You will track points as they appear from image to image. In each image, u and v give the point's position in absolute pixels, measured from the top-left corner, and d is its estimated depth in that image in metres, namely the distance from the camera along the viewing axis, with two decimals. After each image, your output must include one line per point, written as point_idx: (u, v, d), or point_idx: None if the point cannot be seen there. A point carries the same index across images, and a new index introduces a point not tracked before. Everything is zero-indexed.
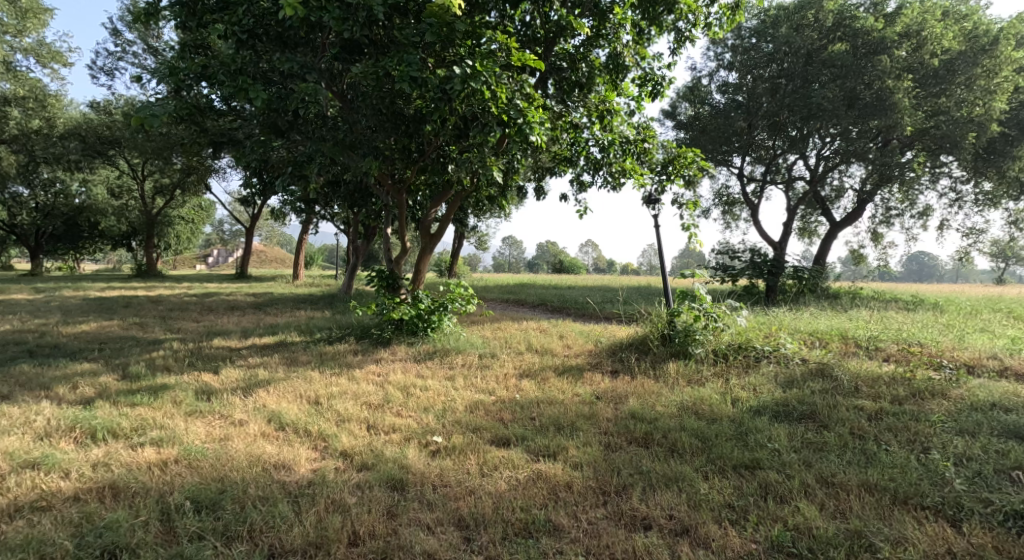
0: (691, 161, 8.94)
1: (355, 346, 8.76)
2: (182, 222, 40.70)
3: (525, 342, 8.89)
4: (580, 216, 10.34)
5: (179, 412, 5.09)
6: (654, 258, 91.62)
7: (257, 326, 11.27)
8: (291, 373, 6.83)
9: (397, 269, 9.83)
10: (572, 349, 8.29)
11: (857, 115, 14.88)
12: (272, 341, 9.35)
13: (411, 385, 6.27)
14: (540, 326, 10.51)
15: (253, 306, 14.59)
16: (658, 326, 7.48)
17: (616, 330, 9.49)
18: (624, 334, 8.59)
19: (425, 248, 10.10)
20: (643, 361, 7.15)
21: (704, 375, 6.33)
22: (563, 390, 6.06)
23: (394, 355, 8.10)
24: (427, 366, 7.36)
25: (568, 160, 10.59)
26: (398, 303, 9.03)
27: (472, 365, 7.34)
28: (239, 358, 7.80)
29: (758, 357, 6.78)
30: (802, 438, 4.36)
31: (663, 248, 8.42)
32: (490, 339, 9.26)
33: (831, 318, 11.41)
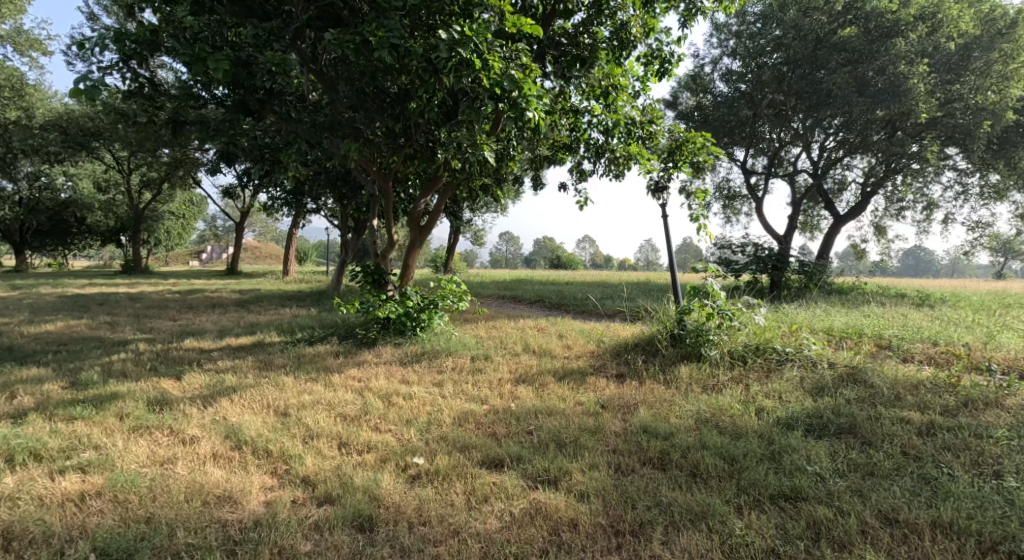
0: (702, 146, 8.28)
1: (337, 347, 8.08)
2: (173, 218, 39.87)
3: (521, 343, 8.22)
4: (581, 208, 9.70)
5: (122, 428, 4.45)
6: (652, 254, 91.10)
7: (236, 324, 10.57)
8: (262, 379, 6.17)
9: (384, 264, 9.16)
10: (574, 350, 7.63)
11: (869, 103, 14.26)
12: (249, 342, 8.65)
13: (395, 393, 5.62)
14: (538, 325, 9.84)
15: (236, 305, 13.87)
16: (667, 326, 6.89)
17: (620, 329, 8.83)
18: (629, 334, 7.94)
19: (414, 241, 9.43)
20: (651, 364, 6.50)
21: (720, 380, 5.68)
22: (564, 399, 5.40)
23: (379, 357, 7.44)
24: (414, 370, 6.70)
25: (568, 148, 10.24)
26: (384, 300, 8.35)
27: (463, 369, 6.67)
28: (208, 361, 7.12)
29: (779, 359, 6.14)
30: (851, 459, 3.73)
31: (670, 239, 7.74)
32: (484, 339, 8.60)
33: (846, 315, 10.78)
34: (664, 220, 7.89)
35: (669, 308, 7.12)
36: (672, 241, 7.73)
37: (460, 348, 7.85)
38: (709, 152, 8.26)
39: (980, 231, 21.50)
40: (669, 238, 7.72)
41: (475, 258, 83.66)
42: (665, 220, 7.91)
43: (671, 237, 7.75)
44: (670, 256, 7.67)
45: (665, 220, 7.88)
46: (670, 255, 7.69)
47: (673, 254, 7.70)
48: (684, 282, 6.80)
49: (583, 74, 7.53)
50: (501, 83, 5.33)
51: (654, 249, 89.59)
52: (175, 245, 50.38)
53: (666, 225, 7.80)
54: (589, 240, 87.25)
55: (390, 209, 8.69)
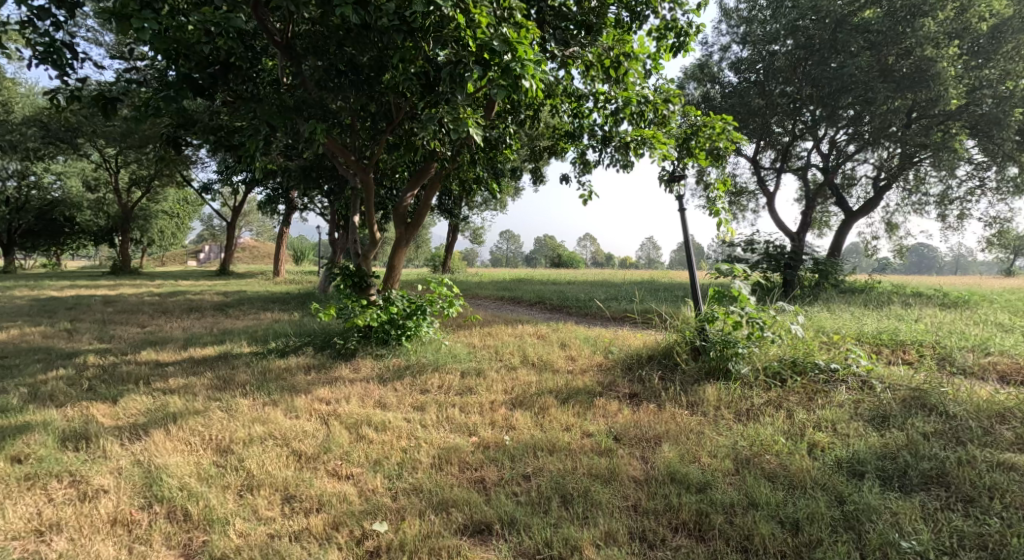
0: (722, 131, 7.32)
1: (311, 360, 7.16)
2: (166, 217, 38.94)
3: (520, 354, 7.31)
4: (584, 201, 8.76)
5: (12, 479, 3.60)
6: (653, 251, 90.26)
7: (207, 332, 9.61)
8: (212, 402, 5.26)
9: (365, 265, 8.22)
10: (578, 363, 6.70)
11: (894, 89, 13.34)
12: (213, 353, 7.71)
13: (367, 423, 4.71)
14: (538, 332, 8.92)
15: (214, 308, 12.93)
16: (687, 336, 6.02)
17: (629, 337, 7.89)
18: (642, 343, 7.01)
19: (399, 240, 8.49)
20: (670, 382, 5.60)
21: (754, 405, 4.78)
22: (569, 431, 4.50)
23: (358, 372, 6.54)
24: (395, 389, 5.81)
25: (570, 136, 9.31)
26: (365, 306, 7.42)
27: (451, 388, 5.76)
28: (158, 379, 6.20)
29: (823, 378, 5.22)
30: (956, 529, 3.03)
31: (688, 234, 6.79)
32: (478, 350, 7.68)
33: (875, 319, 9.85)
34: (681, 213, 6.94)
35: (690, 314, 6.19)
36: (689, 235, 6.78)
37: (451, 362, 6.94)
38: (732, 138, 7.30)
39: (997, 227, 20.57)
40: (686, 233, 6.78)
41: (474, 257, 82.71)
42: (682, 212, 6.97)
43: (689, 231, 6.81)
44: (688, 253, 6.71)
45: (682, 213, 6.94)
46: (687, 252, 6.74)
47: (692, 253, 6.73)
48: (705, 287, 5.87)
49: (588, 43, 6.60)
50: (490, 45, 4.44)
51: (654, 247, 88.67)
52: (169, 245, 49.41)
53: (683, 218, 6.86)
54: (589, 238, 86.25)
55: (370, 204, 7.70)
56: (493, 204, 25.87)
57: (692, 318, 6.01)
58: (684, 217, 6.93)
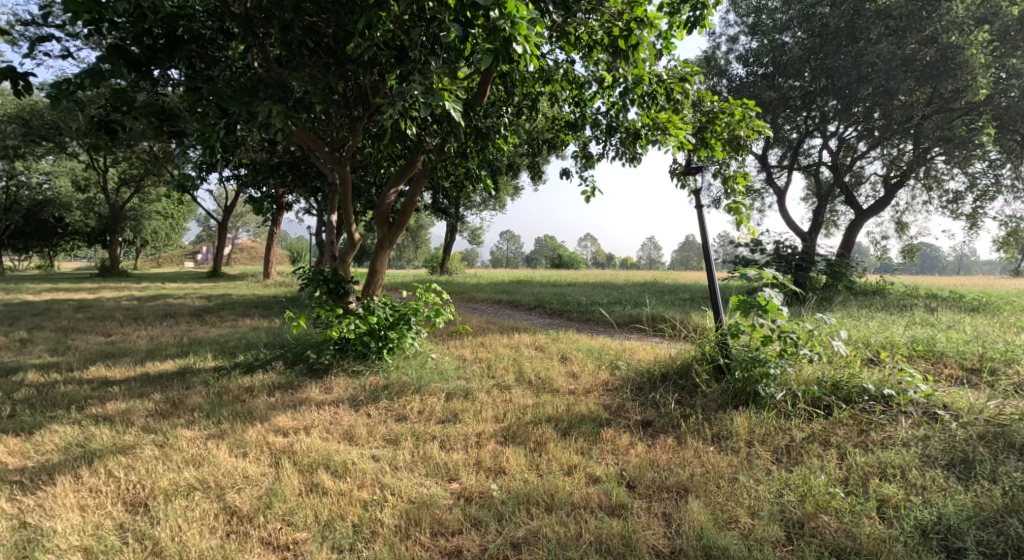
0: (742, 119, 6.52)
1: (279, 377, 6.33)
2: (160, 218, 38.11)
3: (516, 370, 6.50)
4: (586, 198, 7.94)
5: None
6: (655, 252, 89.47)
7: (174, 342, 8.75)
8: (149, 434, 4.44)
9: (343, 269, 7.37)
10: (582, 382, 5.88)
11: (917, 78, 12.57)
12: (172, 368, 6.87)
13: (327, 465, 3.89)
14: (536, 343, 8.09)
15: (190, 314, 12.08)
16: (708, 352, 5.23)
17: (638, 350, 7.06)
18: (654, 358, 6.18)
19: (382, 241, 7.67)
20: (689, 409, 4.78)
21: (795, 441, 3.97)
22: (572, 480, 3.69)
23: (330, 394, 5.71)
24: (370, 415, 5.01)
25: (571, 127, 8.51)
26: (341, 316, 6.59)
27: (435, 414, 4.97)
28: (97, 401, 5.37)
29: (872, 407, 4.38)
30: None
31: (706, 234, 5.98)
32: (469, 364, 6.88)
33: (901, 327, 9.07)
34: (699, 210, 6.13)
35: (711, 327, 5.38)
36: (707, 234, 5.98)
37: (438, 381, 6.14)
38: (755, 126, 6.47)
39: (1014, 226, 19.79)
40: (704, 232, 5.97)
41: (474, 257, 81.91)
42: (699, 210, 6.16)
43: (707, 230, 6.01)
44: (707, 255, 5.89)
45: (699, 210, 6.13)
46: (706, 252, 5.92)
47: (711, 254, 5.91)
48: (729, 296, 5.05)
49: (593, 10, 5.77)
50: None
51: (654, 247, 87.91)
52: (164, 246, 48.61)
53: (700, 216, 6.06)
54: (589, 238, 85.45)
55: (349, 200, 6.88)
56: (491, 204, 25.06)
57: (713, 331, 5.20)
58: (702, 213, 6.12)
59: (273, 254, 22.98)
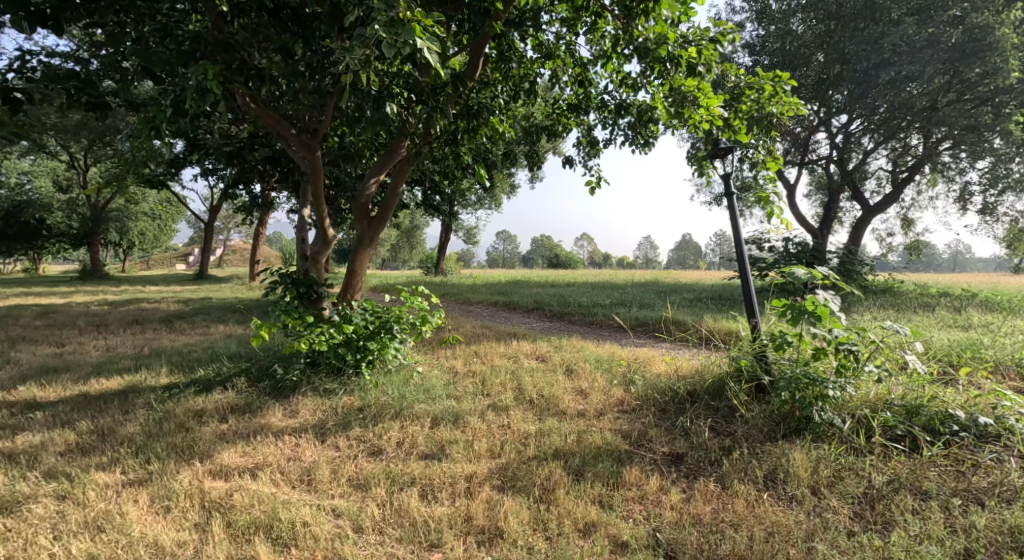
0: (772, 95, 5.64)
1: (238, 397, 5.43)
2: (146, 219, 37.03)
3: (515, 387, 5.63)
4: (592, 189, 7.06)
5: None
6: (651, 251, 88.77)
7: (129, 354, 7.78)
8: (53, 481, 3.52)
9: (316, 271, 6.40)
10: (592, 402, 4.99)
11: (941, 62, 11.84)
12: (116, 385, 5.93)
13: (270, 530, 3.08)
14: (537, 352, 7.20)
15: (159, 321, 11.10)
16: (745, 367, 4.39)
17: (655, 362, 6.16)
18: (678, 374, 5.29)
19: (361, 239, 6.75)
20: (728, 440, 3.91)
21: (877, 487, 3.24)
22: (591, 550, 2.92)
23: (297, 418, 4.84)
24: (339, 449, 4.13)
25: (574, 109, 7.65)
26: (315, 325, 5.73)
27: (416, 449, 4.09)
28: (8, 433, 4.45)
29: (966, 441, 3.56)
30: None
31: (738, 229, 5.12)
32: (462, 380, 6.01)
33: (937, 330, 8.24)
34: (730, 201, 5.29)
35: (749, 336, 4.52)
36: (740, 229, 5.12)
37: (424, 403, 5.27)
38: (790, 103, 5.59)
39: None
40: (736, 227, 5.12)
41: (469, 257, 80.87)
42: (730, 199, 5.32)
43: (739, 224, 5.17)
44: (740, 252, 5.00)
45: (730, 200, 5.29)
46: (739, 250, 5.03)
47: (744, 251, 5.02)
48: (771, 299, 4.22)
49: None
50: None
51: (651, 246, 87.16)
52: (152, 248, 47.50)
53: (731, 207, 5.23)
54: (586, 238, 84.55)
55: (322, 191, 5.97)
56: (486, 202, 24.15)
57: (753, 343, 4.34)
58: (734, 204, 5.27)
59: (259, 254, 21.97)
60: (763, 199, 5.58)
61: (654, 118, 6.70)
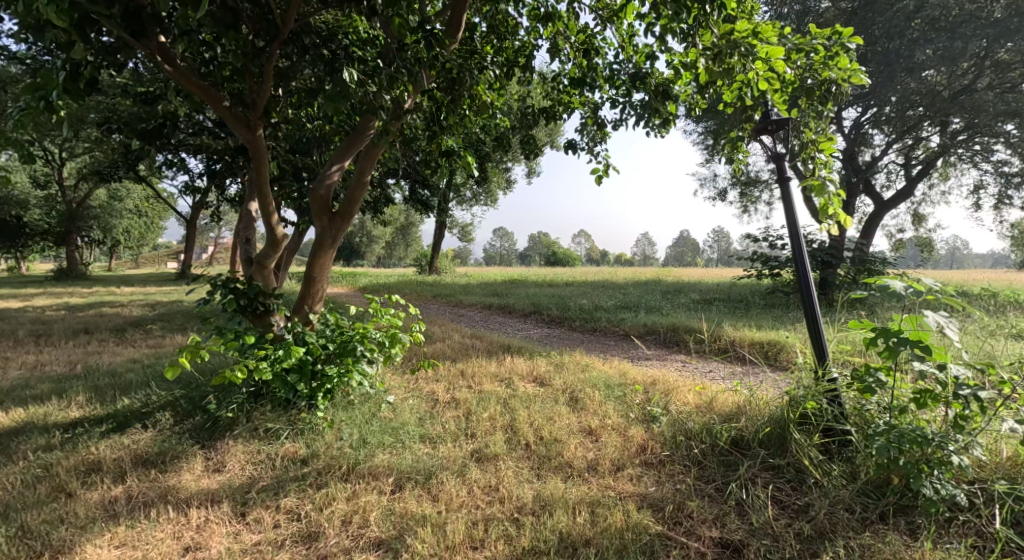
0: (827, 57, 4.41)
1: (161, 438, 4.37)
2: (131, 218, 35.79)
3: (508, 428, 4.48)
4: (598, 179, 5.95)
5: None
6: (648, 249, 87.94)
7: (57, 373, 6.69)
8: None
9: (267, 278, 5.23)
10: (606, 450, 3.87)
11: (984, 39, 10.56)
12: (16, 420, 4.86)
13: None
14: (534, 373, 6.05)
15: (111, 329, 9.93)
16: (809, 409, 3.36)
17: (681, 390, 5.04)
18: (715, 413, 4.17)
19: (321, 238, 5.56)
20: (804, 525, 2.97)
21: None
22: None
23: (220, 475, 3.72)
24: (271, 537, 3.11)
25: (578, 85, 6.50)
26: (264, 349, 4.64)
27: (368, 541, 3.04)
28: None
29: None
30: None
31: (797, 226, 3.97)
32: (444, 414, 4.90)
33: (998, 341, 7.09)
34: (783, 188, 4.15)
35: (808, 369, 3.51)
36: (798, 227, 3.96)
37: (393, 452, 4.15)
38: (850, 68, 4.33)
39: None
40: (794, 223, 3.97)
41: (465, 254, 79.82)
42: (784, 185, 4.18)
43: (796, 221, 4.02)
44: (800, 257, 3.81)
45: (784, 186, 4.15)
46: (798, 254, 3.85)
47: (805, 256, 3.85)
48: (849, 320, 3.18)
49: None
50: None
51: (650, 243, 85.98)
52: (140, 246, 46.27)
53: (787, 196, 4.11)
54: (585, 235, 83.35)
55: (269, 180, 4.84)
56: (481, 198, 23.02)
57: (824, 382, 3.30)
58: (789, 193, 4.14)
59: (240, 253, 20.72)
60: (816, 189, 4.41)
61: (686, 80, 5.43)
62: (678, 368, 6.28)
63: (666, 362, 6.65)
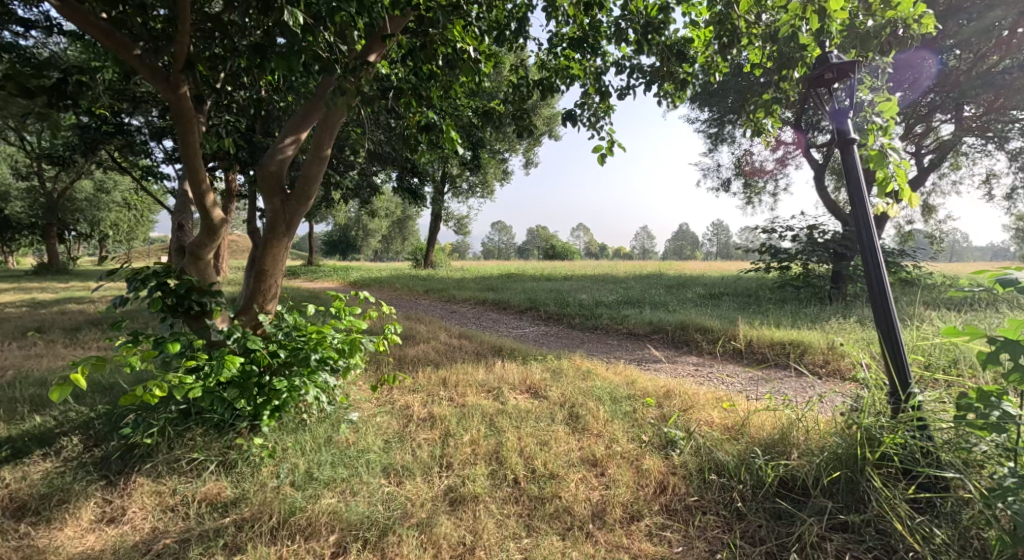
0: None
1: (64, 468, 3.53)
2: (118, 213, 34.69)
3: (494, 459, 3.64)
4: (602, 156, 5.07)
5: None
6: (647, 242, 87.03)
7: None
8: None
9: (206, 272, 4.35)
10: (615, 492, 3.16)
11: None
12: None
13: None
14: (528, 382, 5.17)
15: (65, 329, 9.02)
16: (897, 440, 2.82)
17: (703, 407, 4.18)
18: (755, 445, 3.32)
19: (272, 223, 4.67)
20: None
21: None
22: None
23: (111, 530, 3.05)
24: None
25: (577, 47, 5.60)
26: (193, 359, 3.76)
27: None
28: None
29: None
30: None
31: (864, 207, 3.18)
32: (417, 436, 4.06)
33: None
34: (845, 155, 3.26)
35: (879, 391, 3.05)
36: (868, 209, 3.14)
37: (346, 496, 3.33)
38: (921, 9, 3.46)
39: None
40: (860, 202, 3.17)
41: (462, 248, 78.79)
42: (846, 150, 3.29)
43: (864, 199, 3.20)
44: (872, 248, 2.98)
45: (846, 152, 3.28)
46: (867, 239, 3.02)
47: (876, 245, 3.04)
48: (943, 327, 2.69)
49: None
50: None
51: (648, 237, 84.89)
52: (129, 241, 45.13)
53: (852, 166, 3.24)
54: (583, 229, 82.32)
55: (201, 152, 3.99)
56: (478, 189, 22.04)
57: (902, 412, 2.85)
58: (852, 161, 3.30)
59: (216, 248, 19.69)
60: (874, 159, 3.58)
61: (728, 19, 4.38)
62: (693, 379, 5.41)
63: (678, 371, 5.79)
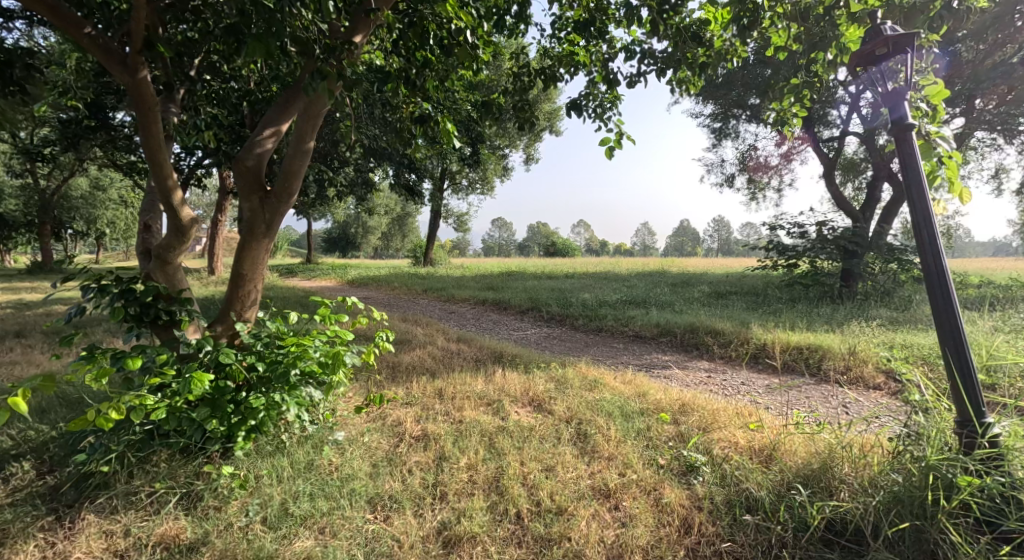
0: None
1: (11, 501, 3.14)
2: (114, 210, 34.18)
3: (493, 490, 3.26)
4: (610, 150, 4.66)
5: None
6: (647, 238, 86.49)
7: None
8: None
9: (176, 279, 3.94)
10: (633, 533, 2.90)
11: None
12: None
13: None
14: (531, 395, 4.76)
15: (46, 333, 8.62)
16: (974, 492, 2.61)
17: (725, 426, 3.78)
18: (794, 477, 3.07)
19: (250, 224, 4.27)
20: None
21: None
22: None
23: None
24: None
25: (582, 30, 5.17)
26: (158, 377, 3.36)
27: None
28: None
29: None
30: None
31: (924, 205, 2.80)
32: (408, 458, 3.67)
33: None
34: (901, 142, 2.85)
35: (945, 423, 2.83)
36: (928, 208, 2.77)
37: (325, 537, 2.97)
38: None
39: None
40: (922, 200, 2.79)
41: (461, 245, 78.26)
42: (900, 138, 2.88)
43: (924, 196, 2.81)
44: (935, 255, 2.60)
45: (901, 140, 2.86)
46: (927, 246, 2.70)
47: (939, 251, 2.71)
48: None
49: None
50: None
51: (649, 233, 84.34)
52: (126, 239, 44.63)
53: (908, 156, 2.84)
54: (584, 225, 81.78)
55: (167, 146, 3.58)
56: (478, 185, 21.58)
57: (978, 449, 2.64)
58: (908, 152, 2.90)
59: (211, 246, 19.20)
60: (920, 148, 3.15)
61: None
62: (708, 390, 5.01)
63: (691, 381, 5.39)
